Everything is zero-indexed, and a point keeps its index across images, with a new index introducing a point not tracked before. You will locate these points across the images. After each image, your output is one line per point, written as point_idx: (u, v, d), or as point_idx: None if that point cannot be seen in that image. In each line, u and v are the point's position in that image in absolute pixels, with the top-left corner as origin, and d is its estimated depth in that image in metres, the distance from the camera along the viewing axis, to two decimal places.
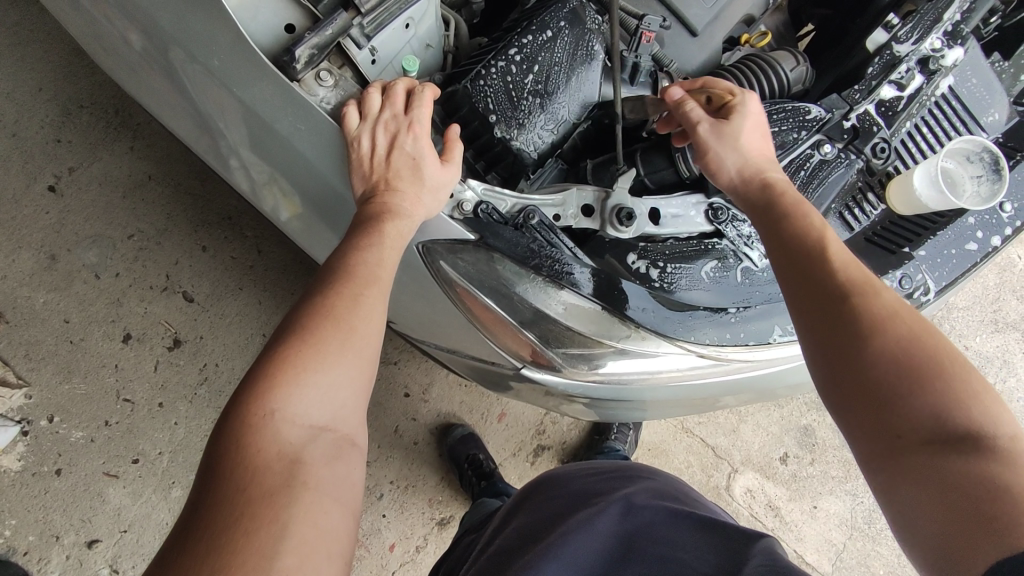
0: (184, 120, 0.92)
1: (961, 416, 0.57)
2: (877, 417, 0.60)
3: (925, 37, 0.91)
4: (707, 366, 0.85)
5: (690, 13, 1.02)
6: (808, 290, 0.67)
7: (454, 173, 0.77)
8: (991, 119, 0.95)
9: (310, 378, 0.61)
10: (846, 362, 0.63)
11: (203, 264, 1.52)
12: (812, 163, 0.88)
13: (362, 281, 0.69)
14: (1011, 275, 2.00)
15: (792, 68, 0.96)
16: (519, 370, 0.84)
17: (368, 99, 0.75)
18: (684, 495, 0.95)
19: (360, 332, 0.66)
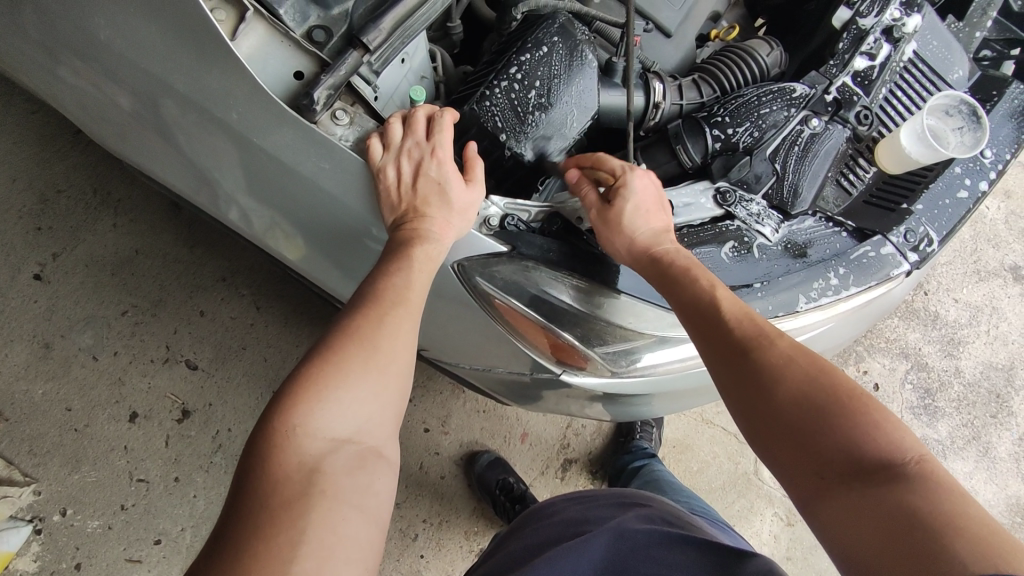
0: (187, 182, 0.93)
1: (873, 448, 0.61)
2: (803, 465, 0.63)
3: (885, 9, 0.98)
4: None
5: (662, 16, 1.07)
6: (712, 349, 0.73)
7: (477, 194, 0.79)
8: (956, 75, 1.02)
9: (331, 394, 0.61)
10: (761, 410, 0.67)
11: (203, 329, 1.50)
12: (803, 137, 0.93)
13: (389, 301, 0.69)
14: (985, 225, 2.10)
15: (768, 54, 1.01)
16: (559, 376, 0.86)
17: (391, 130, 0.78)
18: (679, 521, 0.96)
19: (383, 351, 0.66)
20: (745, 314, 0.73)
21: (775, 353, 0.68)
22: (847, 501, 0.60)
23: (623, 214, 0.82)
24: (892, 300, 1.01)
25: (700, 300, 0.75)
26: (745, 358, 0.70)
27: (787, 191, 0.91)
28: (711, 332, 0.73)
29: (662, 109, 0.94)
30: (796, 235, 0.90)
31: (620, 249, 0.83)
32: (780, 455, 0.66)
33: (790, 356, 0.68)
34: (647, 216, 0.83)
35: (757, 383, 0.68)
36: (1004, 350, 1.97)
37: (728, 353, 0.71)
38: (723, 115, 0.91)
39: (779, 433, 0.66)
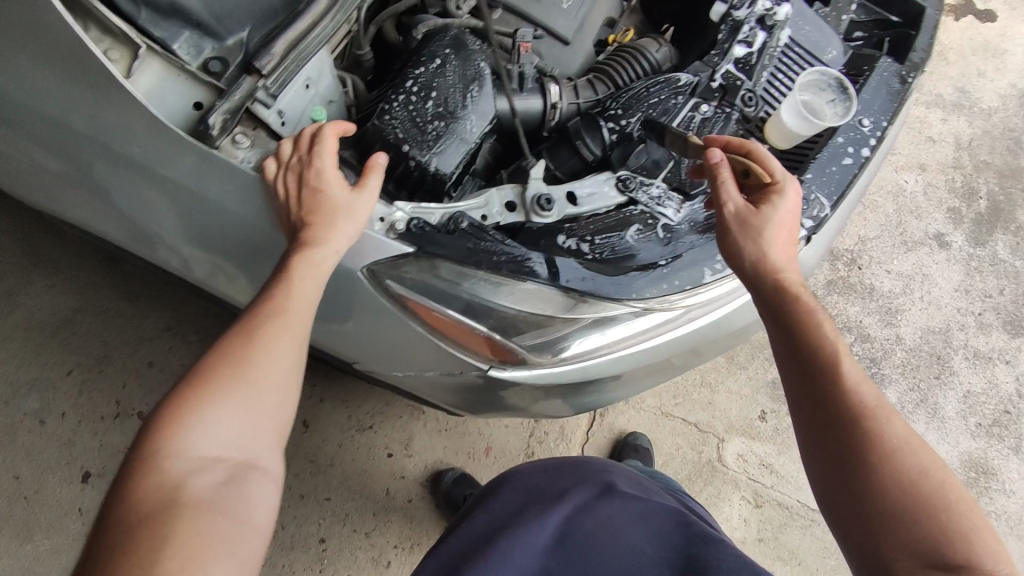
0: (114, 226, 0.94)
1: (964, 549, 0.67)
2: (878, 536, 0.71)
3: (756, 1, 1.05)
4: (662, 325, 0.90)
5: (558, 25, 1.14)
6: (820, 412, 0.77)
7: (368, 199, 0.79)
8: (830, 56, 1.09)
9: (197, 413, 0.64)
10: (855, 478, 0.73)
11: (152, 379, 1.48)
12: (695, 122, 0.99)
13: (260, 318, 0.71)
14: (906, 198, 2.20)
15: (658, 50, 1.07)
16: (489, 373, 0.87)
17: (280, 150, 0.81)
18: (640, 488, 1.07)
19: (252, 365, 0.68)
20: (867, 389, 0.75)
21: (889, 436, 0.73)
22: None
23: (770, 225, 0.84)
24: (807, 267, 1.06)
25: (821, 358, 0.77)
26: (858, 427, 0.74)
27: (684, 173, 0.97)
28: (825, 394, 0.76)
29: (560, 109, 0.99)
30: (698, 214, 0.96)
31: (755, 256, 0.84)
32: (854, 520, 0.73)
33: (903, 440, 0.73)
34: (789, 234, 0.84)
35: (861, 455, 0.73)
36: (938, 314, 2.06)
37: (838, 422, 0.75)
38: (616, 108, 0.97)
39: (869, 507, 0.72)
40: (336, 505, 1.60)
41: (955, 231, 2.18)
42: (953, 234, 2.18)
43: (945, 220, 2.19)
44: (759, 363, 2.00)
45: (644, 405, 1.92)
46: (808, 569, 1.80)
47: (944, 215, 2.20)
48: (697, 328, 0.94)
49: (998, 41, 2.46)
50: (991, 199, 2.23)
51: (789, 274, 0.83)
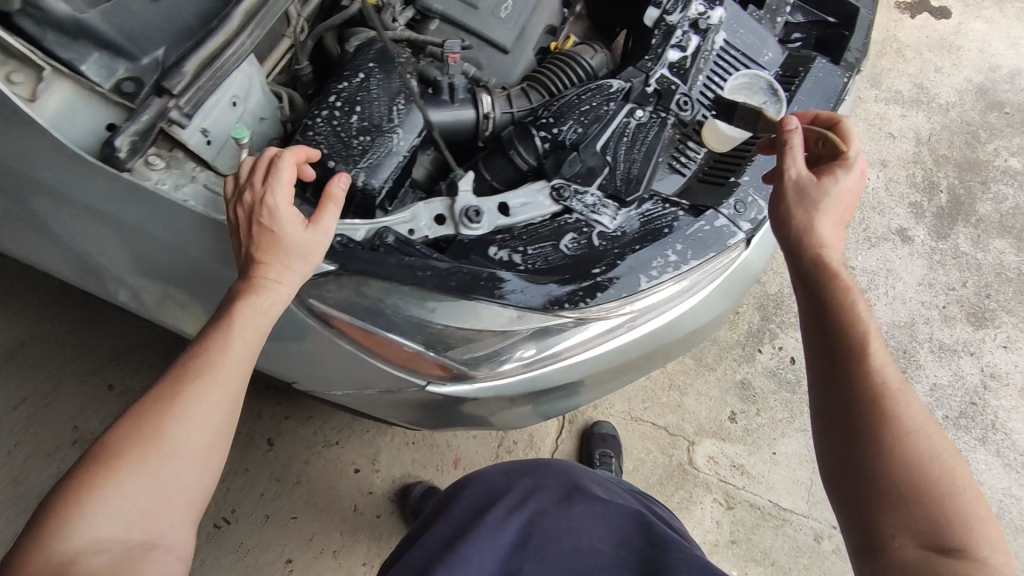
0: (55, 258, 0.93)
1: (958, 534, 0.69)
2: (881, 512, 0.73)
3: (688, 6, 1.05)
4: (600, 334, 0.89)
5: (494, 34, 1.12)
6: (840, 389, 0.78)
7: (321, 238, 0.78)
8: (766, 58, 1.10)
9: (99, 489, 0.63)
10: (863, 456, 0.75)
11: (111, 404, 1.45)
12: (630, 128, 0.99)
13: (180, 378, 0.69)
14: (868, 194, 2.22)
15: (593, 57, 1.07)
16: (426, 388, 0.86)
17: (240, 170, 0.80)
18: (600, 488, 1.06)
19: (165, 436, 0.66)
20: (891, 371, 0.77)
21: (906, 419, 0.75)
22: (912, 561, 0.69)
23: (830, 198, 0.85)
24: (755, 269, 1.05)
25: (846, 338, 0.79)
26: (875, 407, 0.75)
27: (619, 180, 0.97)
28: (847, 374, 0.78)
29: (493, 118, 0.98)
30: (634, 220, 0.95)
31: (803, 224, 0.85)
32: (860, 494, 0.75)
33: (920, 425, 0.75)
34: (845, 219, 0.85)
35: (874, 433, 0.75)
36: (903, 308, 2.07)
37: (856, 400, 0.77)
38: (548, 116, 0.97)
39: (875, 484, 0.74)
40: (302, 524, 1.57)
41: (918, 225, 2.19)
42: (916, 228, 2.19)
43: (907, 214, 2.20)
44: (727, 363, 1.99)
45: (612, 410, 1.90)
46: (781, 569, 1.79)
47: (906, 210, 2.21)
48: (639, 335, 0.93)
49: (952, 37, 2.50)
50: (951, 192, 2.25)
51: (834, 253, 0.83)
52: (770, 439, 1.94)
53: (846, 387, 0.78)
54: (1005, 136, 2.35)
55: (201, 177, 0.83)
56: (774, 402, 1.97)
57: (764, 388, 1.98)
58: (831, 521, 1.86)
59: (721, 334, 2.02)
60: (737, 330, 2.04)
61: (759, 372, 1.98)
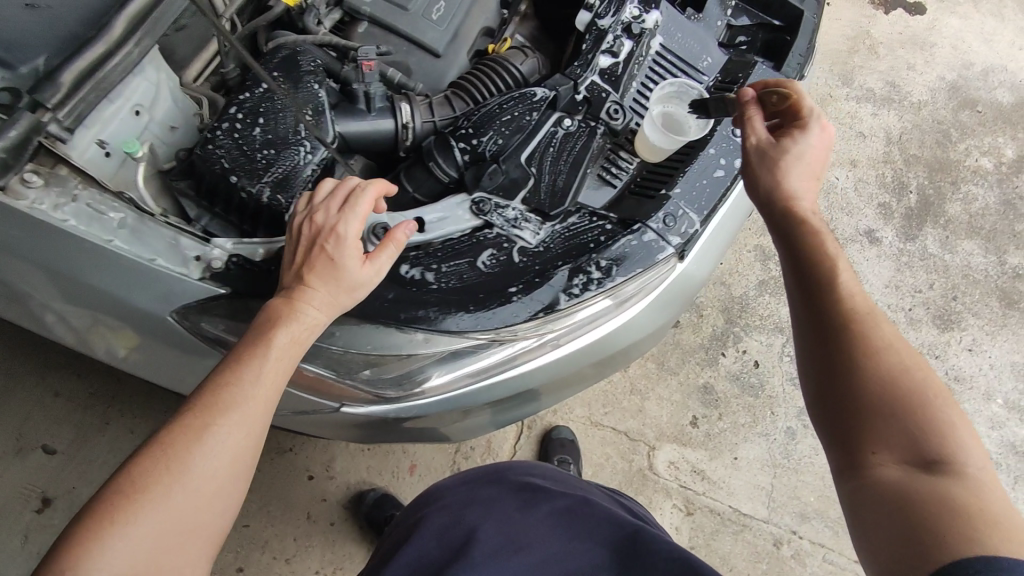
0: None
1: (941, 447, 0.67)
2: (863, 436, 0.71)
3: (622, 9, 1.01)
4: (521, 352, 0.86)
5: (427, 38, 1.08)
6: (814, 320, 0.76)
7: (374, 274, 0.77)
8: (705, 63, 1.06)
9: (122, 525, 0.59)
10: (845, 384, 0.73)
11: (57, 412, 1.42)
12: (557, 138, 0.95)
13: (210, 408, 0.65)
14: (837, 195, 2.17)
15: (522, 62, 1.02)
16: (339, 410, 0.85)
17: (316, 190, 0.79)
18: (557, 483, 1.02)
19: (192, 469, 0.62)
20: (860, 295, 0.75)
21: (880, 336, 0.73)
22: (895, 479, 0.67)
23: (793, 155, 0.83)
24: (696, 281, 1.01)
25: (818, 268, 0.77)
26: (849, 333, 0.73)
27: (544, 194, 0.93)
28: (819, 302, 0.76)
29: (413, 128, 0.94)
30: (557, 235, 0.92)
31: (771, 183, 0.84)
32: (842, 422, 0.73)
33: (893, 342, 0.73)
34: (818, 169, 0.84)
35: (849, 357, 0.73)
36: None
37: (828, 328, 0.75)
38: (467, 127, 0.93)
39: (854, 408, 0.72)
40: (254, 532, 1.54)
41: (886, 226, 2.16)
42: (884, 230, 2.15)
43: (876, 215, 2.17)
44: (690, 367, 1.94)
45: (572, 415, 1.86)
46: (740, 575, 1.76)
47: (874, 211, 2.17)
48: (564, 355, 0.89)
49: (926, 34, 2.47)
50: (921, 192, 2.21)
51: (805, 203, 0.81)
52: (731, 444, 1.89)
53: (819, 317, 0.76)
54: (976, 135, 2.32)
55: (83, 195, 0.73)
56: (737, 405, 1.92)
57: (726, 392, 1.92)
58: (791, 525, 1.82)
59: (685, 338, 1.97)
60: (700, 334, 1.98)
61: (721, 376, 1.93)
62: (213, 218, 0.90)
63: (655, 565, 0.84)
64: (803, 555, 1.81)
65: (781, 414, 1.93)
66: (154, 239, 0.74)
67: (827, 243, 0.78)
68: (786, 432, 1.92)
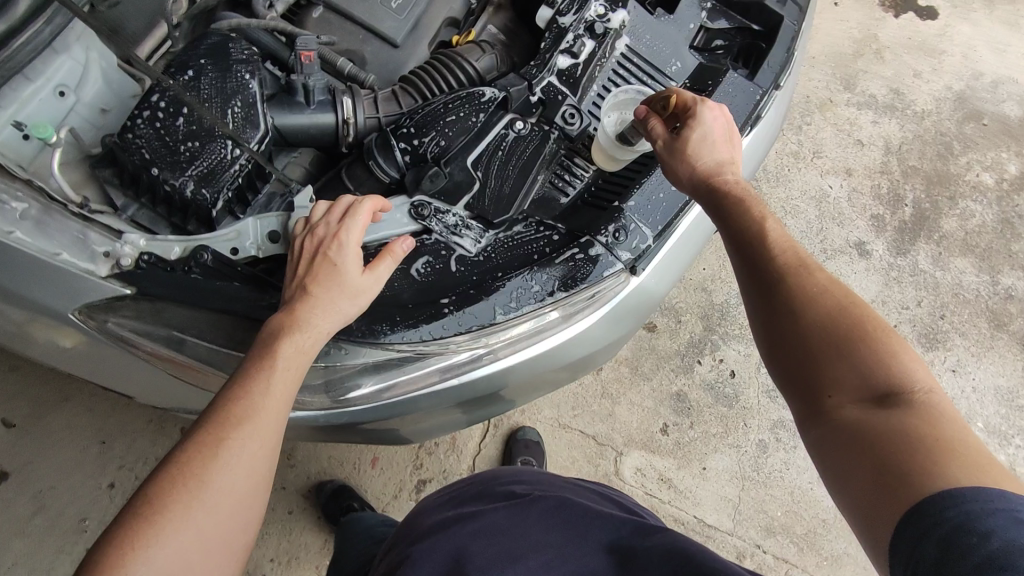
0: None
1: (886, 379, 0.65)
2: (817, 385, 0.67)
3: (585, 7, 0.96)
4: (457, 363, 0.82)
5: (385, 27, 1.04)
6: (753, 276, 0.74)
7: (375, 283, 0.77)
8: (673, 68, 1.00)
9: (147, 551, 0.55)
10: (790, 337, 0.70)
11: (16, 385, 1.40)
12: (507, 141, 0.91)
13: (231, 422, 0.62)
14: (829, 204, 2.11)
15: (479, 58, 0.98)
16: None
17: (314, 211, 0.80)
18: (550, 489, 0.93)
19: (213, 487, 0.59)
20: (789, 243, 0.73)
21: (816, 281, 0.71)
22: (852, 420, 0.64)
23: (697, 144, 0.82)
24: (655, 296, 0.97)
25: (748, 223, 0.75)
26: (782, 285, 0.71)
27: (488, 199, 0.88)
28: (753, 256, 0.74)
29: (355, 124, 0.91)
30: (499, 244, 0.88)
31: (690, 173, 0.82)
32: (795, 376, 0.69)
33: (829, 287, 0.71)
34: (724, 146, 0.83)
35: (789, 308, 0.70)
36: None
37: (767, 280, 0.72)
38: (410, 126, 0.89)
39: (802, 359, 0.69)
40: None
41: (877, 239, 2.09)
42: (875, 243, 2.09)
43: (868, 227, 2.10)
44: (665, 373, 1.84)
45: (540, 415, 1.75)
46: None
47: (867, 223, 2.11)
48: (506, 368, 0.85)
49: (937, 41, 2.38)
50: (916, 206, 2.15)
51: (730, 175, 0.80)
52: (701, 453, 1.78)
53: (759, 271, 0.73)
54: (979, 149, 2.25)
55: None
56: (710, 414, 1.81)
57: (700, 400, 1.82)
58: (755, 539, 1.71)
59: (661, 343, 1.85)
60: (677, 340, 1.87)
61: (696, 384, 1.83)
62: (141, 208, 0.86)
63: (654, 561, 0.76)
64: (766, 571, 1.70)
65: (754, 426, 1.81)
66: (60, 233, 0.72)
67: (755, 203, 0.76)
68: (757, 445, 1.80)
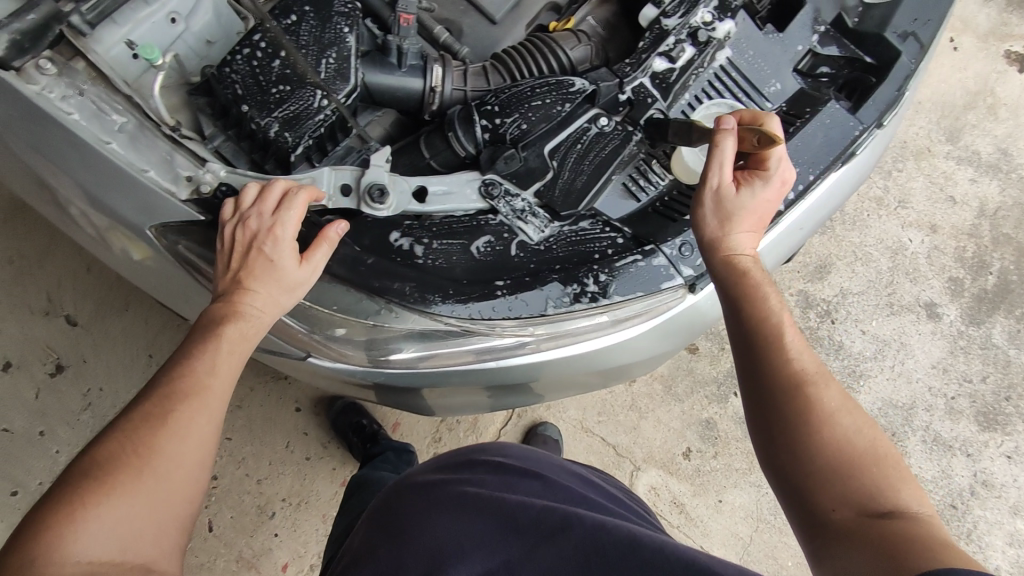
0: (2, 159, 0.86)
1: (891, 498, 0.65)
2: (820, 500, 0.66)
3: (692, 11, 0.93)
4: (503, 346, 0.82)
5: (487, 3, 1.04)
6: (764, 384, 0.71)
7: (311, 276, 0.75)
8: (772, 89, 0.97)
9: (94, 510, 0.56)
10: (797, 449, 0.68)
11: (86, 285, 1.47)
12: (588, 136, 0.90)
13: (179, 396, 0.64)
14: (905, 257, 2.00)
15: (574, 47, 0.96)
16: (306, 359, 0.83)
17: (243, 194, 0.75)
18: (538, 464, 0.92)
19: (162, 455, 0.61)
20: (805, 350, 0.72)
21: (828, 395, 0.69)
22: (854, 536, 0.63)
23: (743, 203, 0.78)
24: (708, 319, 0.94)
25: (765, 322, 0.73)
26: (799, 393, 0.69)
27: (559, 190, 0.87)
28: (768, 359, 0.72)
29: (441, 93, 0.91)
30: (562, 236, 0.87)
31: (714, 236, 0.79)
32: (796, 488, 0.68)
33: (840, 401, 0.69)
34: (764, 216, 0.79)
35: (798, 422, 0.68)
36: (906, 387, 1.88)
37: (780, 389, 0.70)
38: (494, 104, 0.88)
39: (806, 471, 0.68)
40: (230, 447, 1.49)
41: (950, 303, 1.98)
42: (947, 306, 1.97)
43: (942, 288, 1.99)
44: (697, 398, 1.80)
45: (565, 414, 1.74)
46: None
47: (942, 284, 1.99)
48: (547, 360, 0.84)
49: None
50: (1001, 276, 2.02)
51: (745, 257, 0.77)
52: (720, 485, 1.73)
53: (771, 379, 0.71)
54: None
55: (91, 91, 0.73)
56: (736, 449, 1.76)
57: (728, 433, 1.77)
58: None
59: (700, 367, 1.81)
60: (715, 367, 1.82)
61: (728, 415, 1.76)
62: (226, 141, 0.88)
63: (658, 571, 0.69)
64: None
65: None
66: (150, 151, 0.75)
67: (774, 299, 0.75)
68: None
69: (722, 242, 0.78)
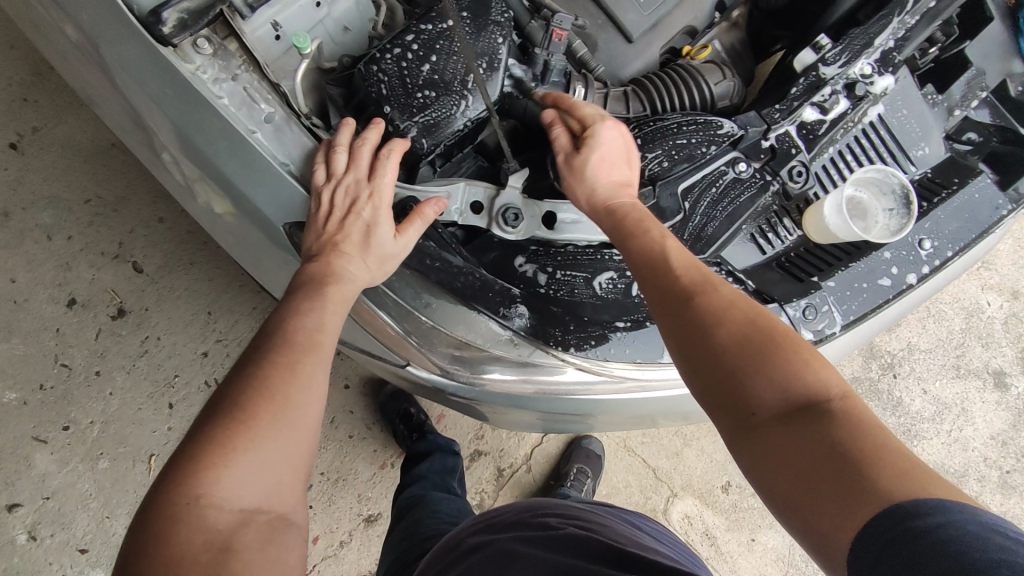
0: (118, 103, 0.82)
1: (805, 385, 0.56)
2: (735, 407, 0.58)
3: (853, 62, 0.87)
4: (609, 383, 0.81)
5: (626, 19, 0.99)
6: (659, 300, 0.65)
7: (403, 249, 0.73)
8: (920, 153, 0.94)
9: (241, 457, 0.53)
10: (704, 357, 0.60)
11: (158, 236, 1.39)
12: (724, 180, 0.85)
13: (301, 348, 0.62)
14: (979, 320, 1.92)
15: (717, 82, 0.91)
16: (409, 370, 0.81)
17: (334, 159, 0.72)
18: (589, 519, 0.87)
19: (295, 405, 0.58)
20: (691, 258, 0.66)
21: (719, 295, 0.62)
22: (778, 437, 0.54)
23: (587, 165, 0.78)
24: None
25: (654, 241, 0.69)
26: (687, 301, 0.63)
27: (688, 236, 0.83)
28: (659, 276, 0.66)
29: None
30: None
31: (585, 195, 0.78)
32: (715, 404, 0.59)
33: (733, 298, 0.62)
34: (616, 163, 0.79)
35: (695, 328, 0.61)
36: (960, 455, 1.82)
37: (674, 303, 0.64)
38: (636, 136, 0.84)
39: (719, 375, 0.59)
40: None
41: (1020, 374, 1.90)
42: (1016, 377, 1.90)
43: (1014, 358, 1.92)
44: None
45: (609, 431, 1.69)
46: None
47: (1015, 353, 1.92)
48: (646, 398, 0.84)
49: None
50: None
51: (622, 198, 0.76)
52: (754, 524, 1.68)
53: (665, 294, 0.65)
54: None
55: (244, 78, 0.73)
56: None
57: None
58: None
59: None
60: None
61: None
62: None
63: None
64: None
65: None
66: (293, 143, 0.75)
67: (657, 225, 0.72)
68: None
69: (591, 192, 0.78)
